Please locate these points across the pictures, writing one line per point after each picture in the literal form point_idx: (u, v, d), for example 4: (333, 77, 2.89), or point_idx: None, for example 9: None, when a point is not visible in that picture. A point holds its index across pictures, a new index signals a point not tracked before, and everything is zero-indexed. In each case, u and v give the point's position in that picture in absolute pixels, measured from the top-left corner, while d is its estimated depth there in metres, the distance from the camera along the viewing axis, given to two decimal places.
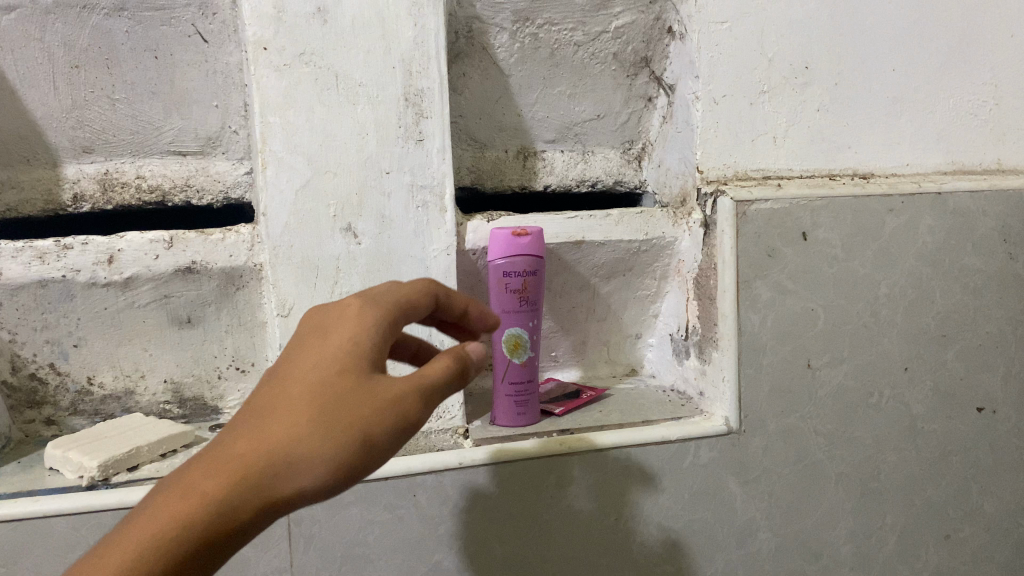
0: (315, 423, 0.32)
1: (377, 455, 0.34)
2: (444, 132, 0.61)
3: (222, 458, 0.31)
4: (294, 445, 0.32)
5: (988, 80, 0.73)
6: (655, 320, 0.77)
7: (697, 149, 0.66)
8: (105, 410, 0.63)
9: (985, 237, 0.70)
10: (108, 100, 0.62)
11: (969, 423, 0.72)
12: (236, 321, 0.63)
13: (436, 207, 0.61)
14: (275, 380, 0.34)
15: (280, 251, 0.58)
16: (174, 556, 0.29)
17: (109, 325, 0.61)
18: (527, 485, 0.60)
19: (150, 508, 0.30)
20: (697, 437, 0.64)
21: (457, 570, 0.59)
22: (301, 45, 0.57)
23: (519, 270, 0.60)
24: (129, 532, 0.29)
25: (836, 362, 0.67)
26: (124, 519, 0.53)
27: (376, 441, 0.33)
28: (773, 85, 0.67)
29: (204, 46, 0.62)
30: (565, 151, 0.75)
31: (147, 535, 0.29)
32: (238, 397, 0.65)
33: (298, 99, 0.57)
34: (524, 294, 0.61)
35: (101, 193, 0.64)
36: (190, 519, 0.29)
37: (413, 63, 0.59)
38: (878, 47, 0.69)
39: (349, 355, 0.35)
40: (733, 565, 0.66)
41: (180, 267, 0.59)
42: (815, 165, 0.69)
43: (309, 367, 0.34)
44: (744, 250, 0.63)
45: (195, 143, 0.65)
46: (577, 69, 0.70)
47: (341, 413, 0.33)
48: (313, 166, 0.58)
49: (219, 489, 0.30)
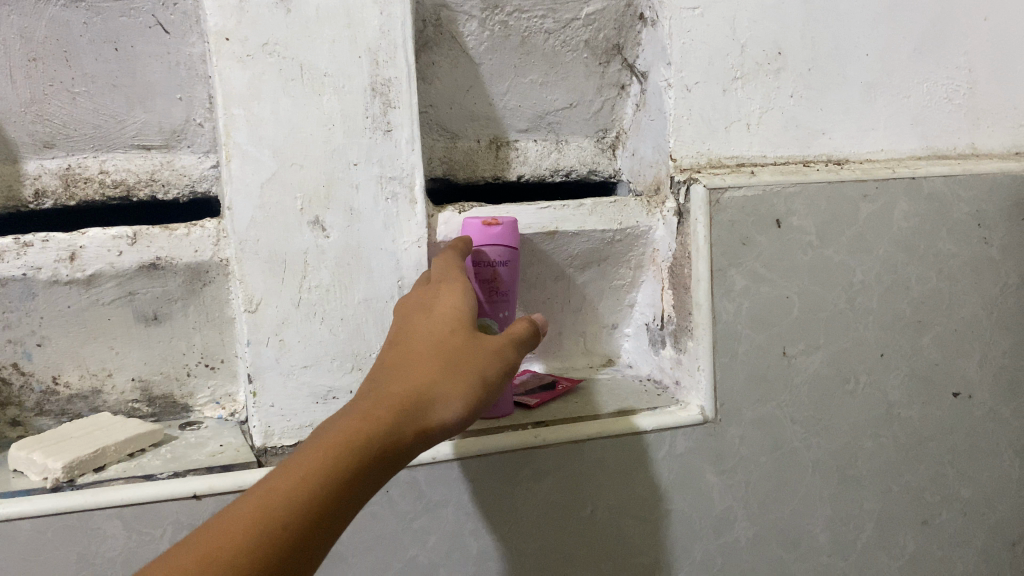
0: (451, 366, 0.43)
1: (491, 393, 0.44)
2: (412, 122, 0.60)
3: (391, 391, 0.41)
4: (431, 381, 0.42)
5: (962, 64, 0.73)
6: (631, 310, 0.77)
7: (670, 137, 0.65)
8: (71, 410, 0.62)
9: (959, 222, 0.70)
10: (68, 93, 0.60)
11: (946, 408, 0.72)
12: (204, 317, 0.63)
13: (406, 198, 0.60)
14: (407, 341, 0.45)
15: (246, 246, 0.57)
16: (367, 458, 0.38)
17: (74, 323, 0.60)
18: (502, 479, 0.59)
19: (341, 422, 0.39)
20: (673, 427, 0.63)
21: (432, 565, 0.58)
22: (264, 35, 0.56)
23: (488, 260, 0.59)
24: (329, 438, 0.38)
25: (812, 349, 0.66)
26: (90, 521, 0.52)
27: (490, 382, 0.44)
28: (746, 71, 0.66)
29: (166, 37, 0.60)
30: (538, 140, 0.74)
31: (341, 439, 0.38)
32: (207, 394, 0.66)
33: (262, 90, 0.56)
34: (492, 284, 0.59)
35: (63, 189, 0.62)
36: (377, 432, 0.39)
37: (379, 52, 0.58)
38: (851, 32, 0.69)
39: (460, 318, 0.46)
40: (711, 554, 0.66)
41: (144, 263, 0.58)
42: (789, 152, 0.68)
43: (427, 330, 0.46)
44: (718, 238, 0.63)
45: (159, 137, 0.64)
46: (549, 57, 0.70)
47: (466, 360, 0.44)
48: (279, 159, 0.57)
49: (395, 411, 0.40)
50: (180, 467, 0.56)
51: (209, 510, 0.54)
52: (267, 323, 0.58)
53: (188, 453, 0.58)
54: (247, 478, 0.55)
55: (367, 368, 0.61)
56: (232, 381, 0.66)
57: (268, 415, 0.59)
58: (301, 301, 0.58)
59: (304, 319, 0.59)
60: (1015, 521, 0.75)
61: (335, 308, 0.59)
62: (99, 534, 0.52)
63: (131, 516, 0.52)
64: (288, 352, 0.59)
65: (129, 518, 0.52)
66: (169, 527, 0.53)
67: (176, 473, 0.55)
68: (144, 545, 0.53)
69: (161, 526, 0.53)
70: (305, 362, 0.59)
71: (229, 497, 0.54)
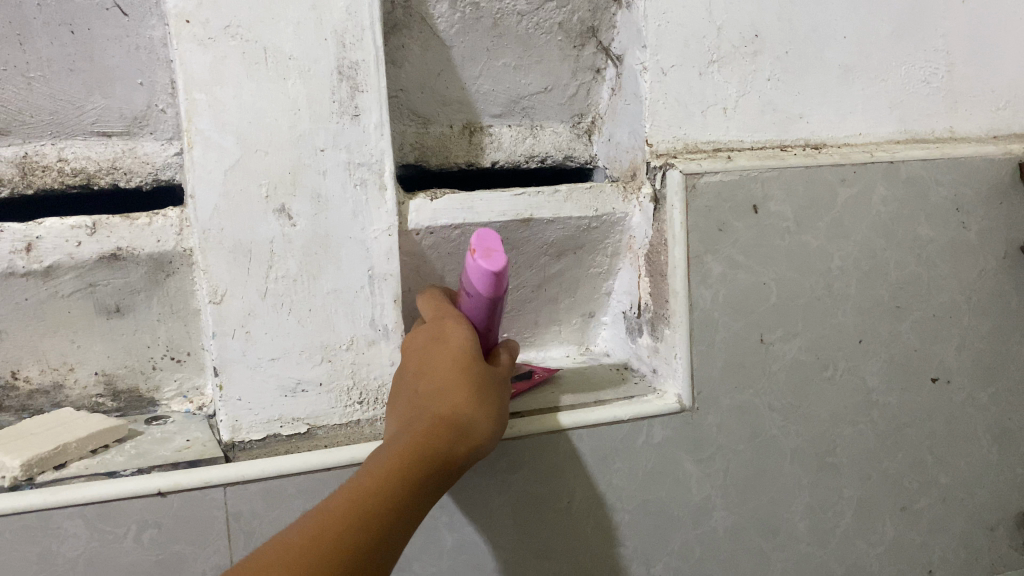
0: (483, 390, 0.46)
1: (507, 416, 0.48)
2: (381, 107, 0.58)
3: (435, 418, 0.44)
4: (472, 405, 0.45)
5: (940, 47, 0.72)
6: (608, 298, 0.76)
7: (646, 122, 0.64)
8: (33, 406, 0.60)
9: (937, 207, 0.69)
10: (24, 78, 0.58)
11: (925, 394, 0.71)
12: (169, 309, 0.61)
13: (376, 185, 0.59)
14: (434, 362, 0.48)
15: (210, 235, 0.55)
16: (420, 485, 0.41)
17: (32, 315, 0.58)
18: (477, 472, 0.58)
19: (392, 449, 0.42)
20: (649, 416, 0.62)
21: (406, 560, 0.57)
22: (226, 17, 0.54)
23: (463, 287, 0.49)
24: (386, 467, 0.41)
25: (790, 336, 0.66)
26: (50, 520, 0.50)
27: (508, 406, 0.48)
28: (723, 54, 0.65)
29: (125, 20, 0.58)
30: (513, 126, 0.73)
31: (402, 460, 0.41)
32: (174, 388, 0.64)
33: (224, 75, 0.54)
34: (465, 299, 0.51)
35: (20, 177, 0.60)
36: (427, 459, 0.42)
37: (346, 34, 0.57)
38: (829, 14, 0.68)
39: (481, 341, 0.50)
40: (690, 545, 0.65)
41: (105, 254, 0.56)
42: (766, 136, 0.67)
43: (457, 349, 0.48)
44: (694, 224, 0.62)
45: (120, 123, 0.62)
46: (523, 40, 0.68)
47: (491, 385, 0.47)
48: (242, 145, 0.55)
49: (441, 437, 0.43)
50: (144, 463, 0.54)
51: (174, 507, 0.52)
52: (232, 314, 0.56)
53: (153, 449, 0.57)
54: (213, 474, 0.53)
55: (338, 359, 0.60)
56: (199, 374, 0.64)
57: (235, 408, 0.57)
58: (268, 292, 0.57)
59: (271, 309, 0.57)
60: (993, 507, 0.75)
61: (304, 298, 0.58)
62: (60, 533, 0.50)
63: (93, 515, 0.51)
64: (255, 344, 0.57)
65: (91, 517, 0.51)
66: (133, 525, 0.52)
67: (139, 470, 0.53)
68: (107, 544, 0.51)
69: (124, 525, 0.52)
70: (273, 354, 0.58)
71: (195, 494, 0.53)
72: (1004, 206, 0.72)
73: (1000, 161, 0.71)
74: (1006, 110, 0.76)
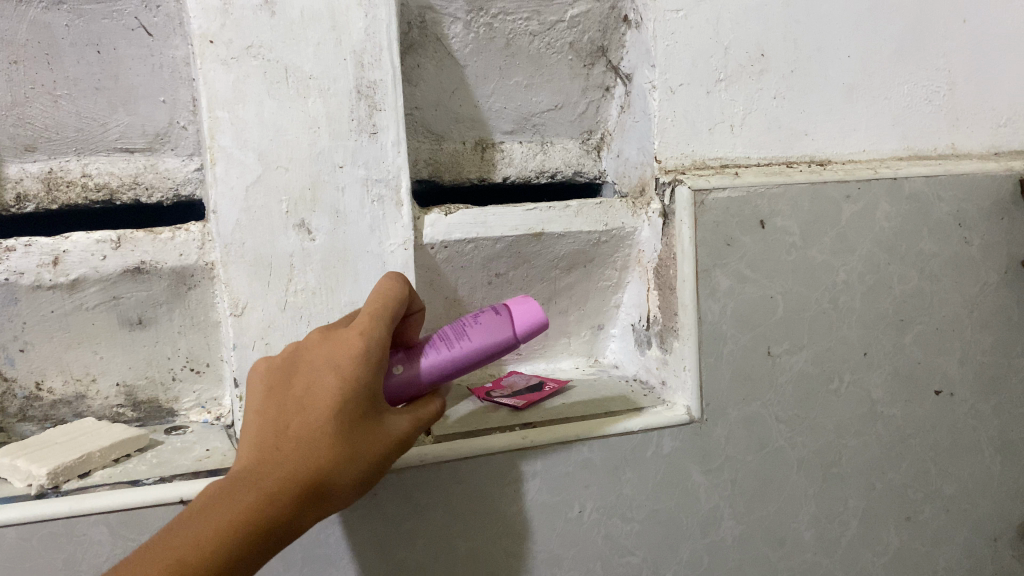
0: (353, 445, 0.42)
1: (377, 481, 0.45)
2: (398, 125, 0.60)
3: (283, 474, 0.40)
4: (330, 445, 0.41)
5: (941, 65, 0.74)
6: (617, 311, 0.78)
7: (655, 139, 0.66)
8: (55, 416, 0.61)
9: (940, 222, 0.71)
10: (50, 96, 0.60)
11: (928, 406, 0.72)
12: (188, 321, 0.63)
13: (392, 201, 0.60)
14: (304, 405, 0.42)
15: (231, 249, 0.57)
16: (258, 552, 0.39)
17: (57, 327, 0.59)
18: (489, 481, 0.59)
19: (229, 506, 0.39)
20: (660, 427, 0.63)
21: (421, 568, 0.58)
22: (249, 38, 0.55)
23: (485, 311, 0.53)
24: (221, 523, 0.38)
25: (797, 349, 0.67)
26: (75, 527, 0.50)
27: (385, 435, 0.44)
28: (730, 73, 0.67)
29: (149, 40, 0.60)
30: (523, 143, 0.75)
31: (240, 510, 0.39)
32: (193, 398, 0.65)
33: (247, 93, 0.56)
34: (468, 320, 0.52)
35: (45, 192, 0.61)
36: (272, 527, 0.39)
37: (364, 54, 0.58)
38: (832, 34, 0.69)
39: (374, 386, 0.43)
40: (699, 554, 0.66)
41: (129, 267, 0.58)
42: (772, 153, 0.69)
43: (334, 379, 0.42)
44: (703, 239, 0.63)
45: (142, 140, 0.64)
46: (534, 59, 0.70)
47: (376, 450, 0.43)
48: (263, 162, 0.57)
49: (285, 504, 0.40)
50: (166, 472, 0.55)
51: None
52: (253, 326, 0.58)
53: (175, 458, 0.57)
54: None
55: None
56: (217, 385, 0.66)
57: None
58: (287, 305, 0.58)
59: (291, 321, 0.58)
60: (996, 517, 0.76)
61: (321, 311, 0.59)
62: (84, 541, 0.51)
63: (116, 521, 0.51)
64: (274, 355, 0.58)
65: (115, 525, 0.51)
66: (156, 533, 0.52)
67: (162, 478, 0.54)
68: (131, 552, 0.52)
69: (147, 533, 0.52)
70: None
71: None
72: (1005, 222, 0.73)
73: (1001, 177, 0.72)
74: (1006, 127, 0.78)
